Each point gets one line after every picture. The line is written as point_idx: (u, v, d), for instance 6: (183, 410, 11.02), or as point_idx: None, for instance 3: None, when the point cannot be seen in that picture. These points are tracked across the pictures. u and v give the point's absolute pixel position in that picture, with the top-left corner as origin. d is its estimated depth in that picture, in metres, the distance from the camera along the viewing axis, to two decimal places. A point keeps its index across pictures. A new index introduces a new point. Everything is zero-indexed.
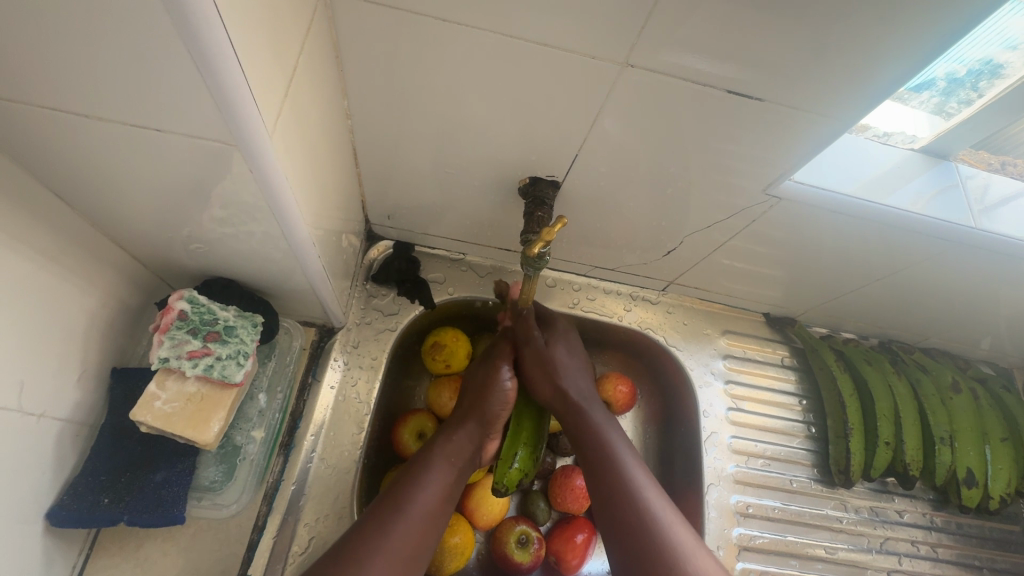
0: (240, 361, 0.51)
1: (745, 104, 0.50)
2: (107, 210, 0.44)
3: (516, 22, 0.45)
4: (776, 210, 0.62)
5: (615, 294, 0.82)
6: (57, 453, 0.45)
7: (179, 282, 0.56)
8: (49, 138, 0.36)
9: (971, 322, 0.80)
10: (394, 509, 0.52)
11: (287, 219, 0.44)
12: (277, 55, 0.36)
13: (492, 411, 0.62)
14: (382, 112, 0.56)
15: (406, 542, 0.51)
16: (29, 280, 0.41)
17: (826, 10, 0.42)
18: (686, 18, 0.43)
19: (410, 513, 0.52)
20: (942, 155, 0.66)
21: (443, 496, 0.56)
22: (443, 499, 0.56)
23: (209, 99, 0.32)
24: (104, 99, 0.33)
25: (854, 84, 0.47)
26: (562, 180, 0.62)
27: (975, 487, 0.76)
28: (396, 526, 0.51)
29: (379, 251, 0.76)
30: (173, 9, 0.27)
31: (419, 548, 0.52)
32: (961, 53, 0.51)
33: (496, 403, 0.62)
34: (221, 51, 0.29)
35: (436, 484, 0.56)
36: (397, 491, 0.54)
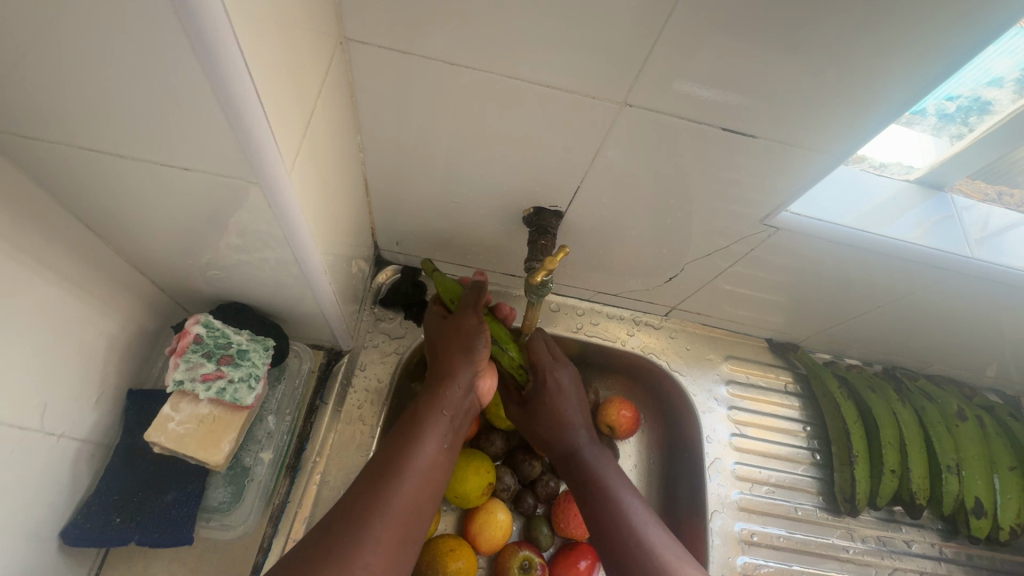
0: (252, 385, 0.52)
1: (740, 138, 0.52)
2: (132, 239, 0.46)
3: (521, 64, 0.48)
4: (775, 239, 0.64)
5: (618, 319, 0.83)
6: (73, 473, 0.47)
7: (196, 307, 0.58)
8: (83, 174, 0.39)
9: (974, 349, 0.80)
10: (394, 474, 0.49)
11: (301, 249, 0.46)
12: (299, 100, 0.38)
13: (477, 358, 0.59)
14: (393, 145, 0.58)
15: (408, 505, 0.48)
16: (55, 305, 0.43)
17: (814, 53, 0.44)
18: (679, 59, 0.46)
19: (409, 474, 0.49)
20: (938, 186, 0.67)
21: (443, 448, 0.54)
22: (443, 454, 0.53)
23: (235, 142, 0.34)
24: (137, 139, 0.35)
25: (845, 121, 0.50)
26: (565, 210, 0.64)
27: (984, 517, 0.75)
28: (397, 488, 0.48)
29: (386, 276, 0.78)
30: (210, 66, 0.29)
31: (421, 510, 0.49)
32: (949, 90, 0.53)
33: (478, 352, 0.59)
34: (248, 101, 0.32)
35: (433, 439, 0.53)
36: (392, 452, 0.51)
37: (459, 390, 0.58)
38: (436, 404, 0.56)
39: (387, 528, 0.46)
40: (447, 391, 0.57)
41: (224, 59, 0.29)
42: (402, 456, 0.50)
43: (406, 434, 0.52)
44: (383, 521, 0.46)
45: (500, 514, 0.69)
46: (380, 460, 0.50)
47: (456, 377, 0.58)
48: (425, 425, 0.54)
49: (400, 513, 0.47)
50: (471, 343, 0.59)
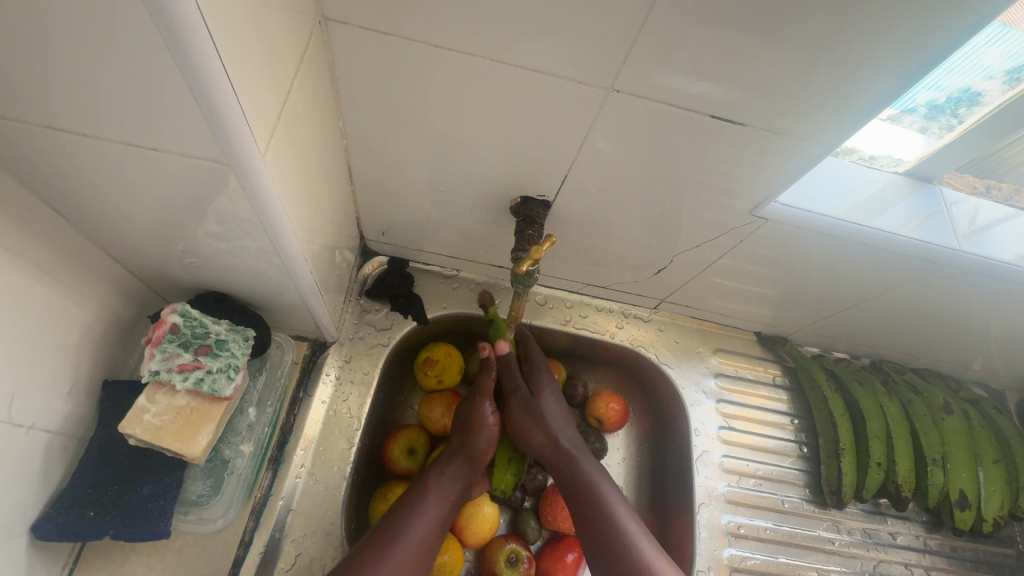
0: (231, 375, 0.51)
1: (729, 127, 0.52)
2: (104, 225, 0.45)
3: (506, 47, 0.47)
4: (764, 231, 0.64)
5: (607, 311, 0.83)
6: (45, 466, 0.46)
7: (174, 296, 0.56)
8: (48, 155, 0.37)
9: (960, 342, 0.80)
10: (389, 547, 0.55)
11: (280, 236, 0.45)
12: (273, 80, 0.37)
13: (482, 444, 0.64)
14: (377, 132, 0.57)
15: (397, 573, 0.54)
16: (23, 292, 0.42)
17: (803, 39, 0.44)
18: (667, 44, 0.45)
19: (400, 546, 0.56)
20: (927, 178, 0.67)
21: (433, 523, 0.59)
22: (433, 528, 0.59)
23: (205, 122, 0.33)
24: (102, 118, 0.34)
25: (834, 109, 0.49)
26: (553, 199, 0.63)
27: (968, 509, 0.76)
28: (393, 553, 0.55)
29: (372, 267, 0.77)
30: (175, 44, 0.28)
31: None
32: (939, 81, 0.53)
33: (484, 441, 0.64)
34: (218, 81, 0.31)
35: (433, 511, 0.60)
36: (389, 525, 0.57)
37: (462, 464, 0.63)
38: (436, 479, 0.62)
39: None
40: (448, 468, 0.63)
41: (191, 37, 0.28)
42: (398, 526, 0.57)
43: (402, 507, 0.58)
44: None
45: (487, 508, 0.69)
46: (383, 531, 0.56)
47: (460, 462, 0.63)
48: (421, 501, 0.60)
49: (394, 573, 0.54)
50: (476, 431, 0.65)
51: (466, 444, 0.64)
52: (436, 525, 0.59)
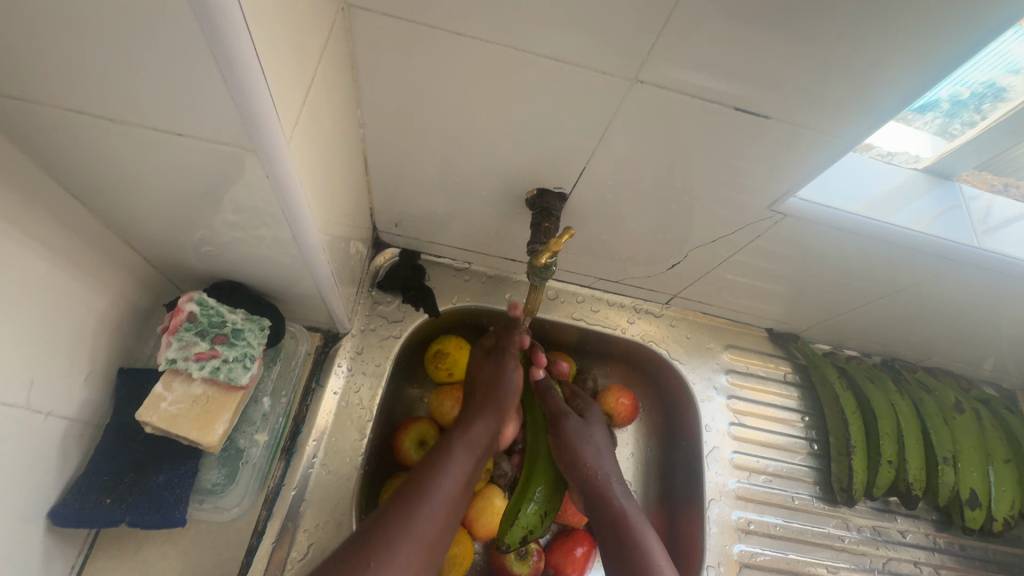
0: (247, 365, 0.51)
1: (752, 121, 0.51)
2: (122, 211, 0.45)
3: (528, 37, 0.46)
4: (781, 226, 0.63)
5: (618, 306, 0.82)
6: (62, 452, 0.46)
7: (188, 284, 0.56)
8: (69, 140, 0.37)
9: (974, 342, 0.80)
10: (423, 497, 0.50)
11: (300, 225, 0.44)
12: (298, 67, 0.37)
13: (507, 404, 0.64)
14: (392, 122, 0.57)
15: (432, 526, 0.49)
16: (41, 279, 0.42)
17: (830, 33, 0.43)
18: (692, 36, 0.44)
19: (436, 496, 0.51)
20: (946, 175, 0.66)
21: (464, 480, 0.55)
22: (463, 484, 0.55)
23: (233, 107, 0.33)
24: (126, 102, 0.33)
25: (859, 104, 0.48)
26: (569, 192, 0.63)
27: (978, 508, 0.75)
28: (425, 507, 0.50)
29: (384, 259, 0.77)
30: (208, 27, 0.28)
31: (442, 535, 0.50)
32: (965, 76, 0.52)
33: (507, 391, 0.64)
34: (249, 66, 0.30)
35: (458, 470, 0.55)
36: (422, 477, 0.53)
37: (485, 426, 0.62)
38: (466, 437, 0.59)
39: (416, 548, 0.47)
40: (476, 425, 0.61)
41: (224, 20, 0.28)
42: (430, 480, 0.52)
43: (434, 461, 0.55)
44: (411, 538, 0.47)
45: (497, 501, 0.69)
46: (418, 483, 0.52)
47: (487, 419, 0.62)
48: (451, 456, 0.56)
49: (422, 534, 0.48)
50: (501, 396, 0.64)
51: (489, 398, 0.64)
52: (461, 484, 0.54)
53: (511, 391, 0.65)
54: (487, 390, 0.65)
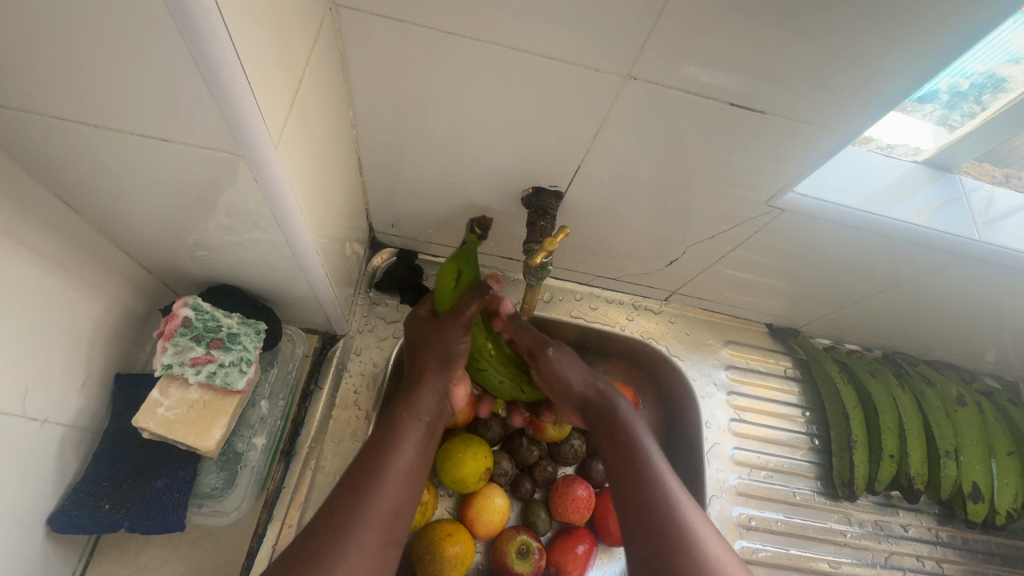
0: (243, 368, 0.51)
1: (747, 116, 0.50)
2: (114, 217, 0.44)
3: (520, 35, 0.46)
4: (778, 221, 0.62)
5: (617, 303, 0.82)
6: (60, 459, 0.46)
7: (184, 289, 0.56)
8: (57, 147, 0.37)
9: (976, 334, 0.79)
10: (375, 479, 0.49)
11: (291, 228, 0.44)
12: (286, 70, 0.36)
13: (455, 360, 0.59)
14: (385, 122, 0.56)
15: (387, 506, 0.48)
16: (35, 287, 0.41)
17: (827, 24, 0.42)
18: (685, 33, 0.44)
19: (390, 477, 0.50)
20: (946, 167, 0.66)
21: (421, 453, 0.54)
22: (420, 458, 0.54)
23: (219, 114, 0.32)
24: (112, 107, 0.33)
25: (855, 98, 0.47)
26: (564, 190, 0.62)
27: (981, 502, 0.75)
28: (377, 490, 0.49)
29: (382, 259, 0.77)
30: (190, 35, 0.28)
31: (402, 509, 0.50)
32: (964, 67, 0.52)
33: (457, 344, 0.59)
34: (233, 74, 0.30)
35: (410, 442, 0.54)
36: (372, 457, 0.51)
37: (433, 394, 0.58)
38: (412, 409, 0.56)
39: (369, 529, 0.46)
40: (420, 394, 0.57)
41: (206, 28, 0.27)
42: (380, 461, 0.51)
43: (383, 439, 0.53)
44: (369, 523, 0.46)
45: (497, 500, 0.69)
46: (364, 460, 0.51)
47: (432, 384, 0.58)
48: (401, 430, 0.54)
49: (380, 513, 0.48)
50: (450, 348, 0.60)
51: (433, 356, 0.59)
52: (418, 455, 0.54)
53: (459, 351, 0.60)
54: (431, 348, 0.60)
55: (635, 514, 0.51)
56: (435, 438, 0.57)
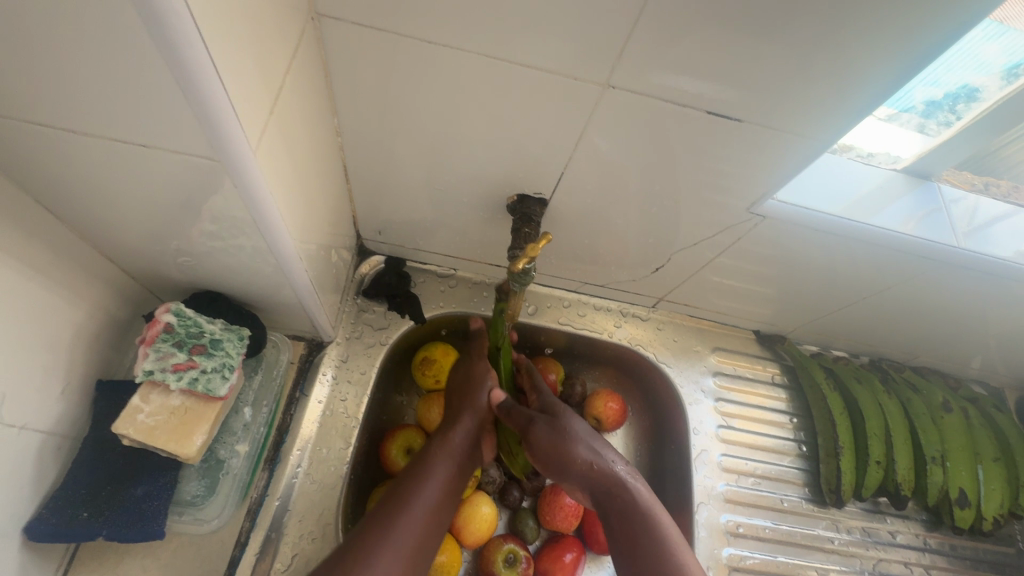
0: (226, 375, 0.51)
1: (727, 124, 0.51)
2: (96, 222, 0.44)
3: (501, 43, 0.46)
4: (761, 228, 0.63)
5: (605, 310, 0.82)
6: (38, 466, 0.45)
7: (168, 295, 0.56)
8: (37, 152, 0.37)
9: (960, 340, 0.80)
10: (401, 511, 0.52)
11: (273, 235, 0.44)
12: (264, 77, 0.37)
13: (483, 405, 0.64)
14: (370, 130, 0.57)
15: (410, 539, 0.51)
16: (15, 292, 0.41)
17: (801, 34, 0.43)
18: (663, 42, 0.45)
19: (414, 512, 0.53)
20: (926, 175, 0.67)
21: (444, 494, 0.56)
22: (444, 497, 0.56)
23: (195, 121, 0.33)
24: (92, 113, 0.33)
25: (830, 107, 0.48)
26: (550, 197, 0.63)
27: (968, 508, 0.75)
28: (402, 525, 0.51)
29: (369, 266, 0.77)
30: (162, 42, 0.28)
31: (421, 550, 0.52)
32: (937, 76, 0.53)
33: (484, 393, 0.64)
34: (207, 81, 0.31)
35: (437, 481, 0.57)
36: (402, 491, 0.54)
37: (467, 435, 0.62)
38: (444, 449, 0.60)
39: (393, 559, 0.49)
40: (453, 433, 0.61)
41: (179, 36, 0.28)
42: (407, 495, 0.54)
43: (412, 477, 0.56)
44: (390, 553, 0.49)
45: (484, 508, 0.68)
46: (396, 494, 0.54)
47: (465, 427, 0.62)
48: (430, 469, 0.57)
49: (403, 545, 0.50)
50: (478, 390, 0.65)
51: (467, 401, 0.64)
52: (443, 496, 0.56)
53: (490, 399, 0.64)
54: (463, 393, 0.65)
55: (626, 532, 0.56)
56: (462, 480, 0.59)
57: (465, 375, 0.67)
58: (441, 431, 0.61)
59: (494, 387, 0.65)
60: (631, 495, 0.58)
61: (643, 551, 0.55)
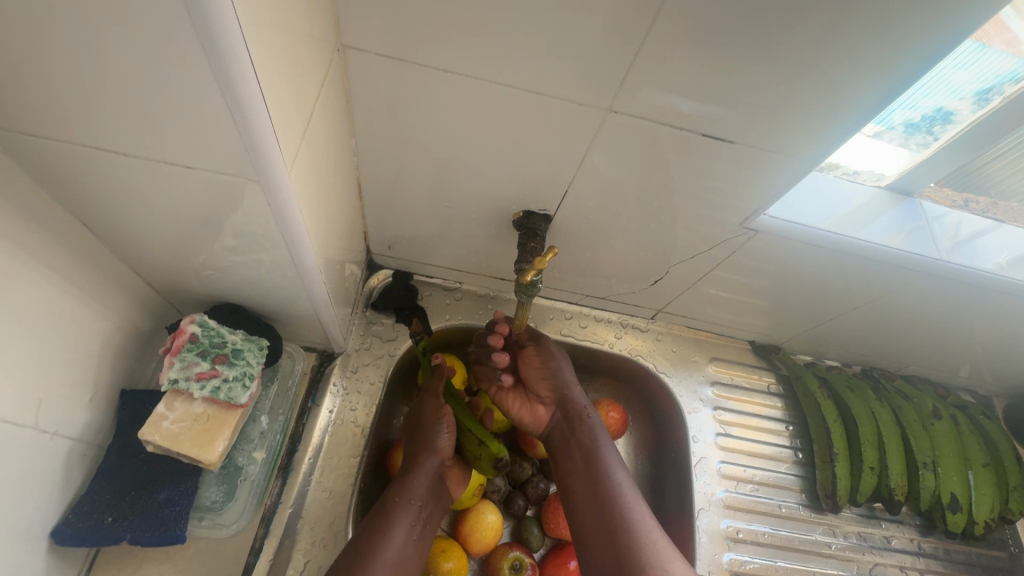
0: (245, 383, 0.53)
1: (720, 145, 0.55)
2: (129, 238, 0.47)
3: (510, 72, 0.50)
4: (754, 242, 0.66)
5: (605, 322, 0.85)
6: (66, 471, 0.47)
7: (189, 308, 0.58)
8: (83, 173, 0.40)
9: (948, 349, 0.83)
10: (362, 572, 0.53)
11: (299, 249, 0.47)
12: (299, 103, 0.40)
13: (444, 446, 0.65)
14: (384, 150, 0.60)
15: None
16: (53, 303, 0.44)
17: (787, 62, 0.47)
18: (660, 71, 0.48)
19: (376, 571, 0.53)
20: (907, 192, 0.71)
21: (407, 540, 0.58)
22: (407, 546, 0.57)
23: (241, 146, 0.36)
24: (139, 138, 0.36)
25: (815, 130, 0.52)
26: (554, 214, 0.66)
27: (959, 512, 0.78)
28: None
29: (379, 279, 0.79)
30: (223, 78, 0.31)
31: None
32: (914, 100, 0.57)
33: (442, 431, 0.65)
34: (257, 112, 0.34)
35: (399, 532, 0.57)
36: (361, 549, 0.55)
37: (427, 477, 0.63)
38: (407, 496, 0.60)
39: None
40: (414, 478, 0.62)
41: (237, 72, 0.31)
42: (367, 555, 0.54)
43: (371, 532, 0.56)
44: None
45: (489, 516, 0.70)
46: (354, 553, 0.55)
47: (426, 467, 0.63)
48: (393, 520, 0.58)
49: None
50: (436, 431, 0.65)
51: (427, 442, 0.64)
52: (407, 543, 0.58)
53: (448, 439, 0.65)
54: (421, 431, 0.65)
55: (608, 524, 0.58)
56: (427, 522, 0.61)
57: (424, 412, 0.67)
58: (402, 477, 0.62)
59: (449, 420, 0.66)
60: (615, 485, 0.61)
61: (617, 541, 0.56)
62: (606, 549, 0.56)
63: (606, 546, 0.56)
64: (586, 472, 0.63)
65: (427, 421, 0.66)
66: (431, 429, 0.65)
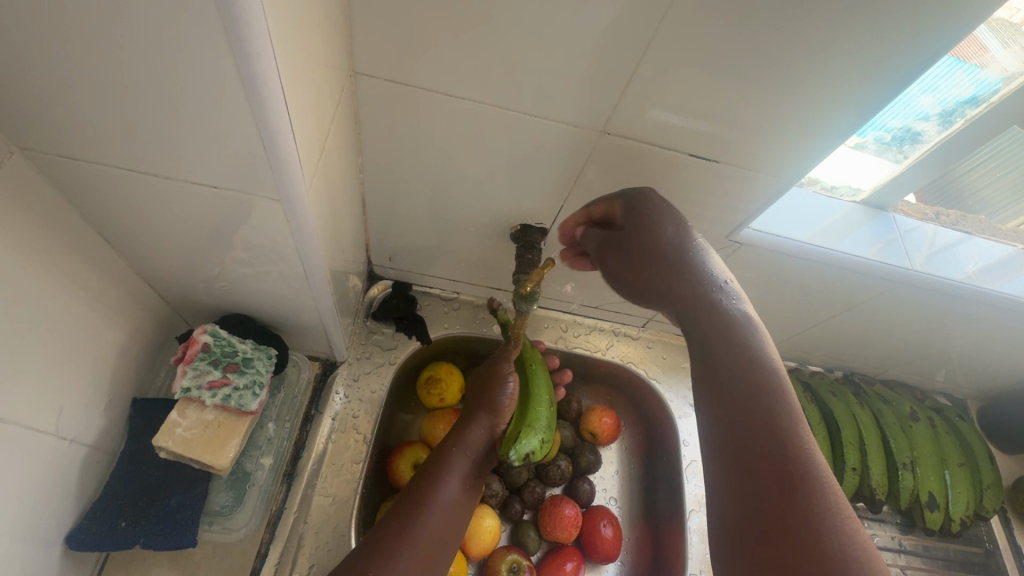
0: (255, 391, 0.55)
1: (707, 164, 0.59)
2: (147, 252, 0.49)
3: (510, 96, 0.53)
4: (739, 253, 0.70)
5: (599, 330, 0.88)
6: (81, 477, 0.48)
7: (199, 319, 0.60)
8: (110, 191, 0.42)
9: (923, 355, 0.87)
10: (423, 507, 0.55)
11: (312, 262, 0.49)
12: (318, 126, 0.43)
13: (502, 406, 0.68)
14: (389, 167, 0.63)
15: (430, 534, 0.54)
16: (75, 314, 0.46)
17: (767, 88, 0.51)
18: (649, 95, 0.52)
19: (434, 506, 0.56)
20: (881, 207, 0.74)
21: (463, 486, 0.60)
22: (462, 491, 0.60)
23: (267, 166, 0.38)
24: (167, 159, 0.39)
25: (794, 149, 0.56)
26: (550, 227, 0.69)
27: (937, 509, 0.81)
28: (423, 519, 0.54)
29: (378, 290, 0.82)
30: (256, 105, 0.34)
31: (440, 543, 0.55)
32: (885, 121, 0.61)
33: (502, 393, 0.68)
34: (283, 134, 0.36)
35: (455, 477, 0.60)
36: (421, 486, 0.58)
37: (482, 433, 0.66)
38: (461, 445, 0.64)
39: (414, 552, 0.52)
40: (470, 430, 0.65)
41: (269, 100, 0.34)
42: (428, 490, 0.57)
43: (433, 471, 0.60)
44: (412, 543, 0.52)
45: (488, 519, 0.71)
46: (417, 489, 0.57)
47: (480, 423, 0.66)
48: (450, 463, 0.61)
49: (425, 541, 0.53)
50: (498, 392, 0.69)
51: (487, 398, 0.68)
52: (461, 490, 0.60)
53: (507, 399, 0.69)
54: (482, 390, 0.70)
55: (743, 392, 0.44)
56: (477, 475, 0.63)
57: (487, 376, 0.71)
58: (460, 427, 0.65)
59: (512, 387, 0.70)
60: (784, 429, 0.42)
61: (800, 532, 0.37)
62: (758, 492, 0.40)
63: (772, 533, 0.38)
64: (714, 351, 0.48)
65: (490, 380, 0.70)
66: (493, 388, 0.69)
